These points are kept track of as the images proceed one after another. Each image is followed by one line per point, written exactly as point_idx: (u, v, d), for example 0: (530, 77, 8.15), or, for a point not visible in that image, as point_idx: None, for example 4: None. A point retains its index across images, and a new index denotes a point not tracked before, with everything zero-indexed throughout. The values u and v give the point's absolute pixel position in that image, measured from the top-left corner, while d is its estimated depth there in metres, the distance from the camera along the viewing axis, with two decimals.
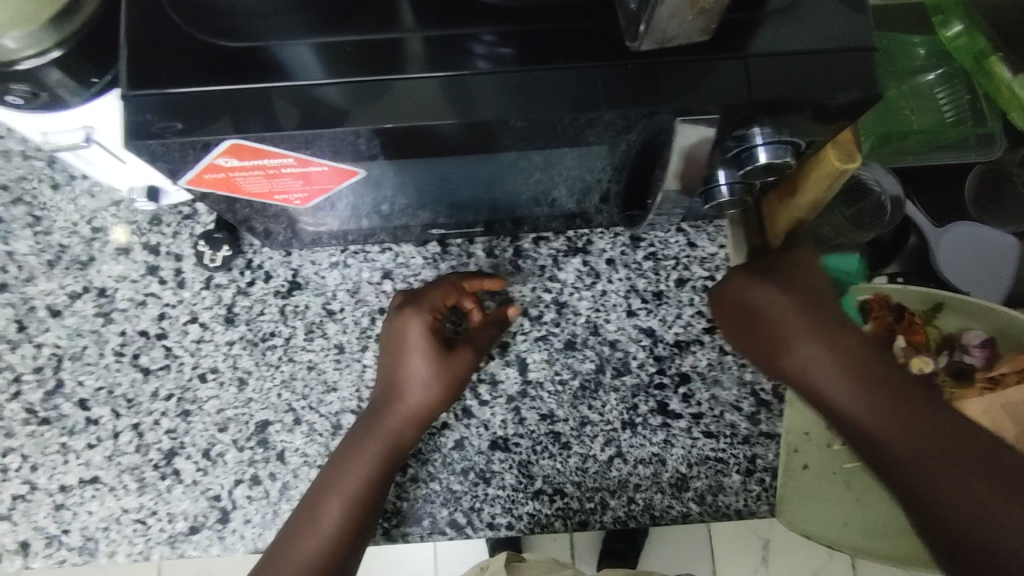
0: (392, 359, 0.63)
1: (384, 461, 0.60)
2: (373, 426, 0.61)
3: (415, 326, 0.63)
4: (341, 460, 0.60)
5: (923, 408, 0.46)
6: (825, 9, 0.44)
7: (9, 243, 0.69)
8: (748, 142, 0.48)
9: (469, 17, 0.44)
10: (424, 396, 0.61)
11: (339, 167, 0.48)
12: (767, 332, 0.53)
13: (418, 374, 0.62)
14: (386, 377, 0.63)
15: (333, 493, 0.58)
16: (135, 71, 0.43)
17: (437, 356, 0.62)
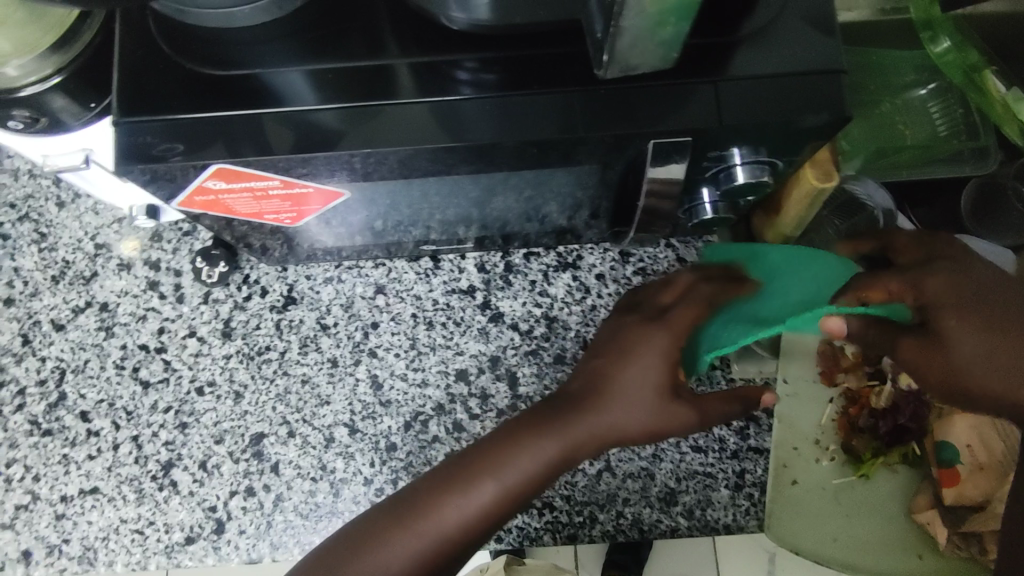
0: (611, 346, 0.50)
1: (555, 465, 0.47)
2: (553, 423, 0.48)
3: (656, 334, 0.48)
4: (506, 448, 0.47)
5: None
6: (798, 32, 0.45)
7: (15, 259, 0.71)
8: (727, 162, 0.49)
9: (450, 42, 0.46)
10: (623, 414, 0.47)
11: (325, 188, 0.50)
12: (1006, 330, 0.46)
13: (632, 391, 0.47)
14: (599, 363, 0.50)
15: (487, 471, 0.47)
16: (127, 96, 0.45)
17: (665, 374, 0.47)
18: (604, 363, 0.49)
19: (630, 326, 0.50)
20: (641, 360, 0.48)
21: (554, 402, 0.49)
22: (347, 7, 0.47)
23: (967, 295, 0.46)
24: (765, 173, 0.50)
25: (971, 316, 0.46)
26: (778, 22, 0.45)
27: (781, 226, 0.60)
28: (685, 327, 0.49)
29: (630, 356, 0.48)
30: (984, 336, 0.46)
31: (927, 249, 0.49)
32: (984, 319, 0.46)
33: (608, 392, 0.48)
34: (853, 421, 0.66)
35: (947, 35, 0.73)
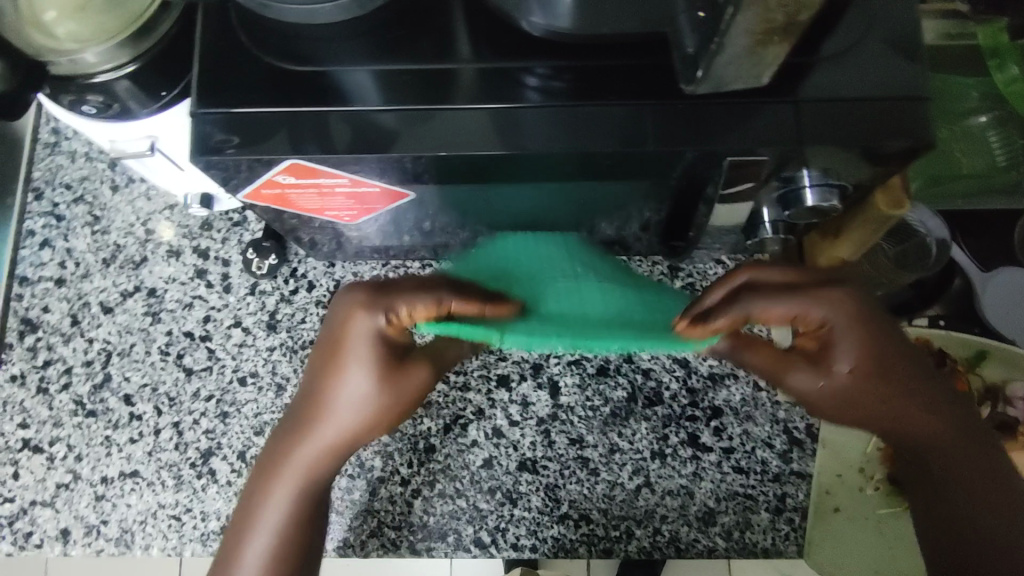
0: (325, 331, 0.50)
1: (316, 473, 0.52)
2: (308, 413, 0.51)
3: (354, 318, 0.47)
4: (283, 460, 0.52)
5: (925, 421, 0.50)
6: (879, 55, 0.44)
7: (69, 241, 0.72)
8: (795, 184, 0.49)
9: (526, 49, 0.45)
10: (355, 400, 0.50)
11: (392, 188, 0.50)
12: (881, 373, 0.48)
13: (359, 379, 0.49)
14: (320, 351, 0.50)
15: (266, 495, 0.52)
16: (206, 89, 0.45)
17: (370, 349, 0.48)
18: (319, 365, 0.50)
19: (337, 302, 0.49)
20: (349, 349, 0.48)
21: (303, 396, 0.52)
22: (424, 9, 0.46)
23: (868, 343, 0.48)
24: (834, 198, 0.49)
25: (865, 349, 0.48)
26: (861, 44, 0.44)
27: (840, 250, 0.59)
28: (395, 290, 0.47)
29: (344, 359, 0.49)
30: (885, 366, 0.48)
31: (808, 278, 0.48)
32: (875, 363, 0.48)
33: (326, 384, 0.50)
34: None
35: (1014, 63, 0.71)
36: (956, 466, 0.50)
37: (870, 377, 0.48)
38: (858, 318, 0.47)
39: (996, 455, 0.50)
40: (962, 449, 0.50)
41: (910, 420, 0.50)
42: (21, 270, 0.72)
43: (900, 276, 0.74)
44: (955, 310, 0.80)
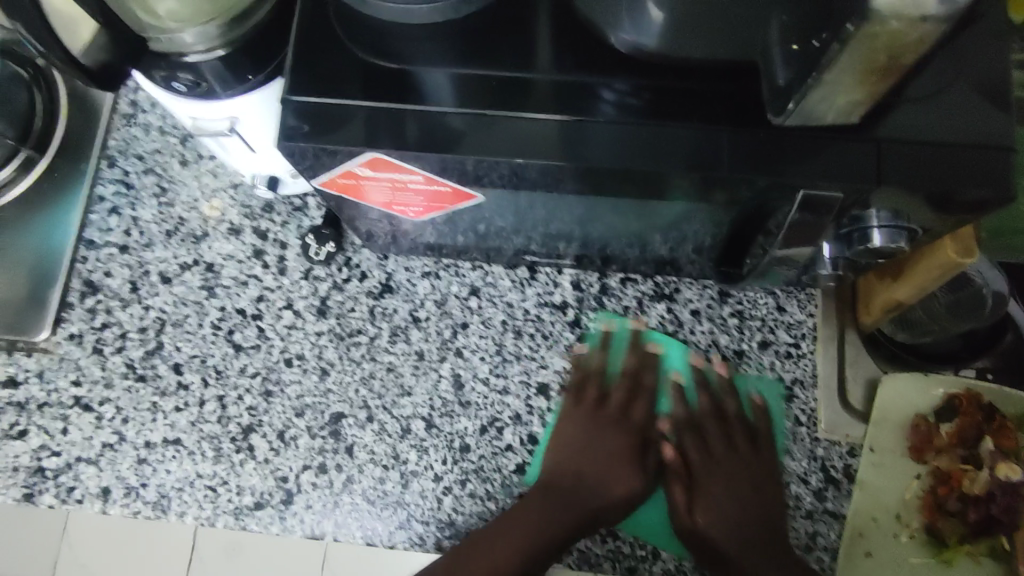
0: (585, 434, 0.66)
1: (546, 536, 0.63)
2: (557, 490, 0.65)
3: (625, 429, 0.67)
4: (532, 507, 0.64)
5: (773, 551, 0.62)
6: (967, 101, 0.43)
7: (136, 210, 0.75)
8: (862, 224, 0.49)
9: (609, 64, 0.46)
10: (598, 501, 0.64)
11: (462, 190, 0.50)
12: (752, 493, 0.64)
13: (610, 490, 0.64)
14: (582, 452, 0.66)
15: (502, 535, 0.63)
16: (296, 75, 0.46)
17: (627, 474, 0.65)
18: (582, 455, 0.66)
19: (582, 417, 0.67)
20: (607, 459, 0.66)
21: (557, 471, 0.65)
22: (513, 16, 0.47)
23: (742, 463, 0.65)
24: (903, 240, 0.48)
25: (756, 550, 0.62)
26: (950, 88, 0.43)
27: (901, 291, 0.59)
28: (641, 431, 0.67)
29: (613, 457, 0.66)
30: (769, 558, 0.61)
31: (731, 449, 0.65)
32: (746, 476, 0.64)
33: (586, 476, 0.65)
34: (940, 502, 0.63)
35: None
36: None
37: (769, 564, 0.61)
38: (752, 451, 0.65)
39: None
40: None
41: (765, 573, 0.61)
42: (88, 233, 0.74)
43: (953, 326, 0.72)
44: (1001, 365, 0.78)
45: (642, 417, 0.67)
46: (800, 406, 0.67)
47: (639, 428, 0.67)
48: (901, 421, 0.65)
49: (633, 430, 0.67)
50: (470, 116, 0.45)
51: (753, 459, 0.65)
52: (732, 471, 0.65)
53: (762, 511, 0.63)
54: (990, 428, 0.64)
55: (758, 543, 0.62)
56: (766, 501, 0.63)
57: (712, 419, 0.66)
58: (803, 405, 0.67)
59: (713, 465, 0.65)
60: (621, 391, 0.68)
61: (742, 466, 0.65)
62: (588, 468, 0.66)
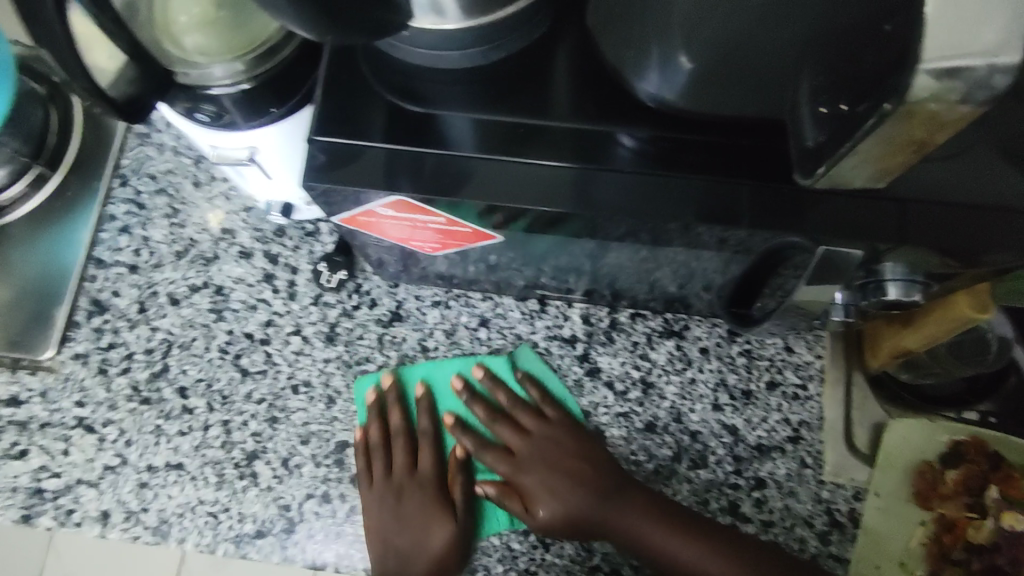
0: (388, 511, 0.65)
1: None
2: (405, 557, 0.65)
3: (411, 491, 0.67)
4: None
5: (630, 503, 0.62)
6: (987, 162, 0.43)
7: (147, 230, 0.75)
8: (879, 276, 0.49)
9: (634, 112, 0.46)
10: (436, 555, 0.64)
11: (482, 230, 0.51)
12: (584, 463, 0.64)
13: (436, 544, 0.64)
14: (395, 525, 0.65)
15: None
16: (326, 115, 0.46)
17: (449, 521, 0.65)
18: (393, 532, 0.65)
19: (382, 495, 0.66)
20: (424, 518, 0.65)
21: (380, 558, 0.64)
22: (543, 62, 0.47)
23: (553, 444, 0.66)
24: (917, 293, 0.49)
25: (598, 511, 0.62)
26: (974, 147, 0.43)
27: (911, 339, 0.59)
28: (435, 471, 0.67)
29: (423, 524, 0.65)
30: (615, 513, 0.62)
31: (534, 439, 0.66)
32: (566, 453, 0.65)
33: (414, 539, 0.65)
34: (946, 550, 0.63)
35: None
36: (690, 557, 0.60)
37: (617, 515, 0.62)
38: (555, 434, 0.66)
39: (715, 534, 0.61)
40: (673, 531, 0.61)
41: (649, 537, 0.61)
42: (98, 252, 0.74)
43: (955, 370, 0.73)
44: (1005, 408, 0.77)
45: (430, 464, 0.67)
46: (806, 448, 0.67)
47: (432, 476, 0.67)
48: (909, 466, 0.65)
49: (426, 482, 0.67)
50: (501, 163, 0.46)
51: (557, 439, 0.66)
52: (547, 457, 0.65)
53: (582, 477, 0.64)
54: (995, 478, 0.64)
55: (613, 491, 0.63)
56: (586, 463, 0.64)
57: (502, 427, 0.67)
58: (809, 447, 0.67)
59: (524, 462, 0.66)
60: (398, 449, 0.67)
61: (554, 449, 0.65)
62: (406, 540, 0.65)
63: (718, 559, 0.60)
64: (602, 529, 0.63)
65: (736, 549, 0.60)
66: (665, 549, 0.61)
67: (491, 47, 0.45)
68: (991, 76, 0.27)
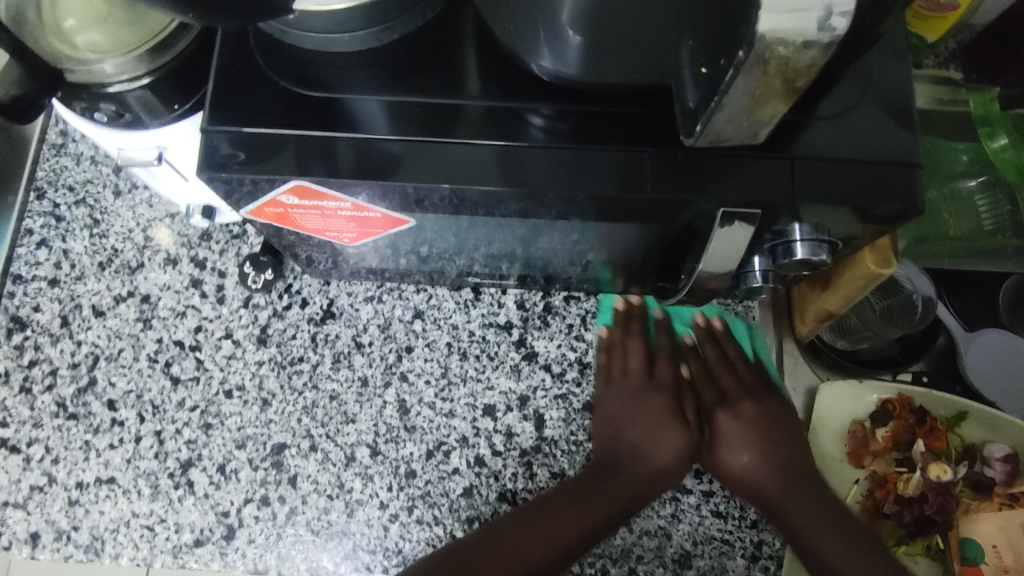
0: (620, 407, 0.64)
1: (583, 524, 0.58)
2: (594, 472, 0.62)
3: (652, 395, 0.64)
4: (545, 507, 0.59)
5: (824, 494, 0.60)
6: (871, 120, 0.46)
7: (67, 242, 0.73)
8: (786, 237, 0.50)
9: (532, 90, 0.46)
10: (660, 471, 0.61)
11: (393, 216, 0.50)
12: (801, 438, 0.63)
13: (661, 458, 0.61)
14: (627, 422, 0.63)
15: (497, 547, 0.57)
16: (220, 107, 0.46)
17: (681, 443, 0.61)
18: (619, 432, 0.63)
19: (620, 389, 0.65)
20: (645, 423, 0.62)
21: (605, 447, 0.63)
22: (441, 44, 0.47)
23: (783, 408, 0.64)
24: (824, 251, 0.49)
25: (797, 490, 0.59)
26: (857, 107, 0.46)
27: (830, 301, 0.61)
28: (671, 383, 0.64)
29: (659, 425, 0.62)
30: (796, 495, 0.59)
31: (768, 399, 0.63)
32: (789, 419, 0.63)
33: (617, 455, 0.62)
34: (878, 505, 0.64)
35: (1005, 133, 0.73)
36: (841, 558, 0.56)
37: (813, 490, 0.60)
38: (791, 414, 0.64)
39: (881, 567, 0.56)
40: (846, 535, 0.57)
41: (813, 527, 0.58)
42: (16, 268, 0.72)
43: (885, 330, 0.74)
44: (937, 368, 0.79)
45: (667, 372, 0.65)
46: None
47: (664, 385, 0.64)
48: (839, 428, 0.67)
49: (659, 389, 0.64)
50: (418, 143, 0.45)
51: (788, 410, 0.64)
52: (779, 410, 0.63)
53: (796, 451, 0.61)
54: (921, 431, 0.66)
55: (818, 480, 0.61)
56: (797, 446, 0.62)
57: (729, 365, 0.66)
58: None
59: (753, 398, 0.63)
60: (631, 354, 0.66)
61: (781, 405, 0.64)
62: (630, 441, 0.62)
63: (859, 563, 0.56)
64: (781, 506, 0.59)
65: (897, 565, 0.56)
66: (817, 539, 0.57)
67: (381, 28, 0.45)
68: (825, 20, 0.29)
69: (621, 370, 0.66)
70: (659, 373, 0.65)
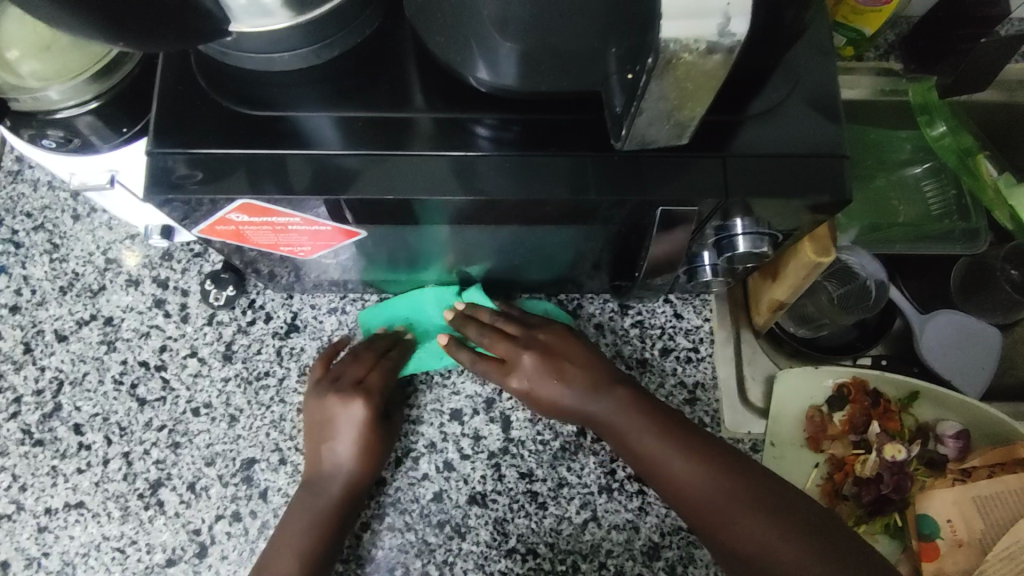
0: (331, 409, 0.64)
1: (333, 513, 0.62)
2: (320, 472, 0.64)
3: (338, 410, 0.64)
4: (309, 496, 0.63)
5: (677, 433, 0.59)
6: (799, 117, 0.47)
7: (26, 268, 0.73)
8: (728, 232, 0.51)
9: (475, 100, 0.47)
10: (349, 471, 0.63)
11: (343, 228, 0.51)
12: (615, 386, 0.63)
13: (345, 458, 0.63)
14: (331, 434, 0.64)
15: (317, 493, 0.63)
16: (166, 130, 0.46)
17: (364, 421, 0.64)
18: (320, 434, 0.65)
19: (334, 397, 0.64)
20: (346, 426, 0.64)
21: (319, 456, 0.64)
22: (383, 58, 0.49)
23: (580, 361, 0.64)
24: (765, 245, 0.51)
25: (635, 421, 0.60)
26: (784, 103, 0.48)
27: (778, 292, 0.62)
28: (371, 396, 0.65)
29: (337, 432, 0.64)
30: (665, 449, 0.58)
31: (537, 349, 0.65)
32: (596, 372, 0.64)
33: (336, 451, 0.64)
34: (838, 487, 0.66)
35: (942, 120, 0.77)
36: (745, 492, 0.55)
37: (646, 434, 0.60)
38: (589, 358, 0.65)
39: (769, 493, 0.55)
40: (729, 483, 0.56)
41: (677, 465, 0.58)
42: None
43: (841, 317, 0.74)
44: (896, 350, 0.81)
45: (379, 380, 0.66)
46: (704, 408, 0.69)
47: (376, 390, 0.65)
48: (798, 413, 0.69)
49: (370, 395, 0.65)
50: (368, 158, 0.46)
51: (578, 347, 0.65)
52: (570, 360, 0.64)
53: (606, 382, 0.63)
54: (876, 413, 0.68)
55: (670, 421, 0.60)
56: (611, 383, 0.63)
57: (471, 321, 0.67)
58: (706, 406, 0.69)
59: (536, 348, 0.65)
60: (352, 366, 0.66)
61: (578, 358, 0.64)
62: (336, 448, 0.64)
63: (726, 486, 0.56)
64: (667, 469, 0.58)
65: (769, 512, 0.54)
66: (673, 477, 0.57)
67: (322, 45, 0.46)
68: (726, 26, 0.32)
69: (332, 379, 0.66)
70: (359, 382, 0.65)
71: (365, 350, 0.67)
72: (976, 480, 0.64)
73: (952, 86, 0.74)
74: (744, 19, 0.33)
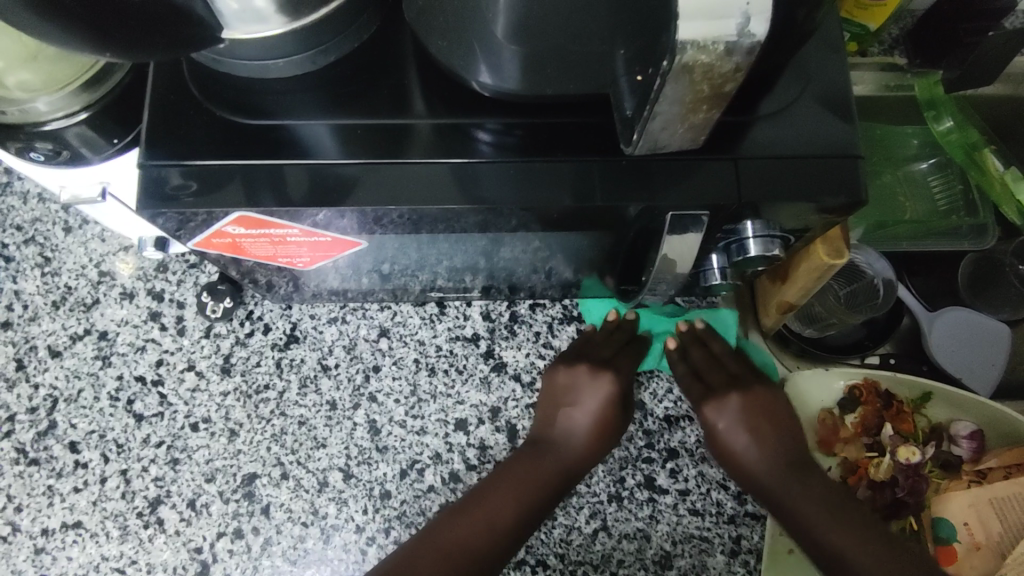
0: (597, 395, 0.66)
1: (526, 496, 0.61)
2: (533, 448, 0.65)
3: (568, 381, 0.67)
4: (495, 480, 0.63)
5: (848, 500, 0.60)
6: (811, 116, 0.46)
7: (17, 283, 0.71)
8: (738, 236, 0.50)
9: (476, 105, 0.46)
10: (571, 454, 0.64)
11: (343, 238, 0.50)
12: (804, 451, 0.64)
13: (569, 431, 0.65)
14: (551, 408, 0.66)
15: (503, 478, 0.63)
16: (156, 141, 0.45)
17: (609, 400, 0.66)
18: (546, 413, 0.66)
19: (584, 369, 0.67)
20: (573, 396, 0.66)
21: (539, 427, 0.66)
22: (381, 63, 0.47)
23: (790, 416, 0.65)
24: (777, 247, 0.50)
25: (794, 486, 0.61)
26: (795, 102, 0.46)
27: (788, 294, 0.61)
28: (626, 376, 0.67)
29: (566, 403, 0.66)
30: (827, 499, 0.59)
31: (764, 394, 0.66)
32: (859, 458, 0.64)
33: (572, 418, 0.65)
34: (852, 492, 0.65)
35: (950, 115, 0.74)
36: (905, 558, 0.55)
37: (824, 491, 0.60)
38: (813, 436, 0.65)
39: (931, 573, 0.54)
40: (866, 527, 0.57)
41: (838, 527, 0.57)
42: None
43: (850, 317, 0.72)
44: (905, 349, 0.80)
45: (629, 365, 0.68)
46: None
47: (622, 370, 0.67)
48: (809, 416, 0.68)
49: (618, 373, 0.67)
50: (365, 166, 0.45)
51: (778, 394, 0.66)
52: (781, 416, 0.65)
53: (799, 452, 0.63)
54: (889, 414, 0.67)
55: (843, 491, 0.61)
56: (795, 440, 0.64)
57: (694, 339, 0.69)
58: None
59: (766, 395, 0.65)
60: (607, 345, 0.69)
61: (776, 408, 0.65)
62: (554, 426, 0.66)
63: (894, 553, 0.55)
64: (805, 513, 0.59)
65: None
66: (835, 537, 0.57)
67: (316, 52, 0.45)
68: (745, 26, 0.31)
69: (598, 357, 0.68)
70: (623, 368, 0.67)
71: (597, 334, 0.69)
72: (993, 482, 0.64)
73: (957, 81, 0.74)
74: (763, 18, 0.32)
